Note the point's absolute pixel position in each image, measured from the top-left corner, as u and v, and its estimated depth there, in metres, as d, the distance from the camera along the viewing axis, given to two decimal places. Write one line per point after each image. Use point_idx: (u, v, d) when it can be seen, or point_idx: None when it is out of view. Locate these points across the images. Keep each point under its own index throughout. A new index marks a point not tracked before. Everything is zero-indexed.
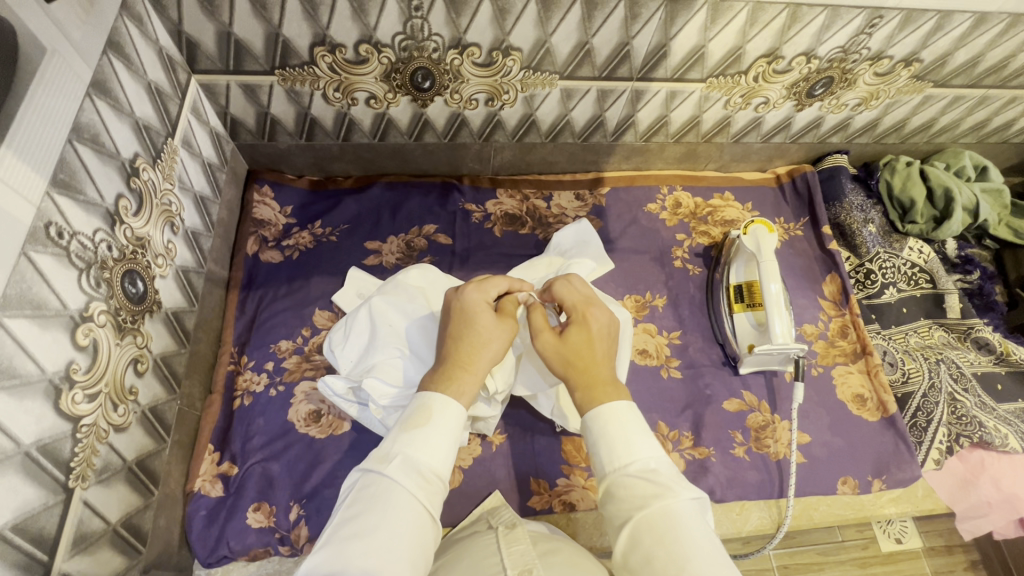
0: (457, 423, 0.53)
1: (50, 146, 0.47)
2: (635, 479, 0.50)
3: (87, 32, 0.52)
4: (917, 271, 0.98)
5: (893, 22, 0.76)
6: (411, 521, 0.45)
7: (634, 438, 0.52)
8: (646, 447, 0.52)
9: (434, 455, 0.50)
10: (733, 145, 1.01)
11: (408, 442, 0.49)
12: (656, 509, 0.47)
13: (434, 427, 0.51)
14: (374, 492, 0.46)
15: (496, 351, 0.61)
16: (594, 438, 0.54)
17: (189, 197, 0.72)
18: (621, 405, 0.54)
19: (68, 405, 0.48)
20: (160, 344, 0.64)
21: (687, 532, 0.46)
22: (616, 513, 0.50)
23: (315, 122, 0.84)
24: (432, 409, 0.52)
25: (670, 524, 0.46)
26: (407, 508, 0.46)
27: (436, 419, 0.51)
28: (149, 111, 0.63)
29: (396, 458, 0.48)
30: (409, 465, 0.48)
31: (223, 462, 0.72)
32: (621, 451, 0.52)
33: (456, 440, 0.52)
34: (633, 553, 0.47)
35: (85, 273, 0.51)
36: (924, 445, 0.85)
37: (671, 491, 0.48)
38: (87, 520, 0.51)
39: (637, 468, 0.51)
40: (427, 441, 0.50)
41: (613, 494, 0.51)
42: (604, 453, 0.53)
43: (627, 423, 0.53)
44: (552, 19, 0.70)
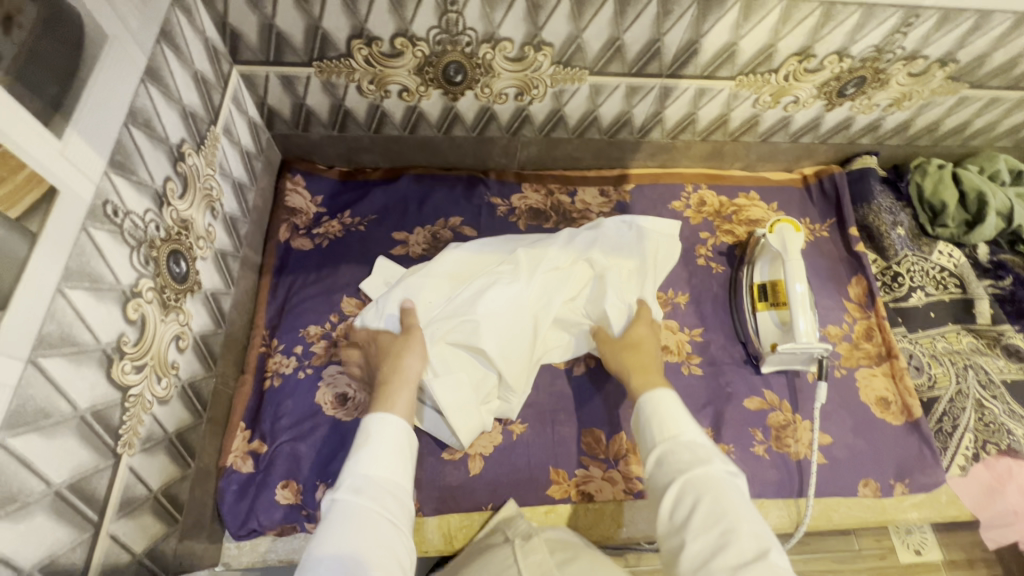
0: (393, 430, 0.59)
1: (108, 128, 0.49)
2: (683, 445, 0.58)
3: (143, 21, 0.54)
4: (946, 276, 0.97)
5: (930, 21, 0.75)
6: (377, 530, 0.51)
7: (682, 419, 0.61)
8: (688, 425, 0.61)
9: (390, 467, 0.56)
10: (760, 144, 1.01)
11: (356, 463, 0.56)
12: (700, 471, 0.55)
13: (380, 442, 0.57)
14: (340, 513, 0.52)
15: (418, 366, 0.69)
16: (646, 417, 0.63)
17: (228, 183, 0.75)
18: (665, 392, 0.64)
19: (119, 374, 0.51)
20: (200, 323, 0.67)
21: (726, 491, 0.53)
22: (662, 475, 0.58)
23: (348, 113, 0.86)
24: (371, 430, 0.59)
25: (713, 484, 0.54)
26: (373, 518, 0.51)
27: (374, 437, 0.58)
28: (195, 99, 0.66)
29: (355, 480, 0.54)
30: (362, 481, 0.54)
31: (254, 440, 0.74)
32: (670, 424, 0.61)
33: (404, 451, 0.58)
34: (677, 511, 0.54)
35: (136, 251, 0.53)
36: (949, 450, 0.84)
37: (713, 461, 0.57)
38: (132, 486, 0.53)
39: (684, 440, 0.59)
40: (370, 458, 0.56)
41: (663, 461, 0.58)
42: (656, 427, 0.61)
43: (674, 407, 0.62)
44: (585, 15, 0.72)
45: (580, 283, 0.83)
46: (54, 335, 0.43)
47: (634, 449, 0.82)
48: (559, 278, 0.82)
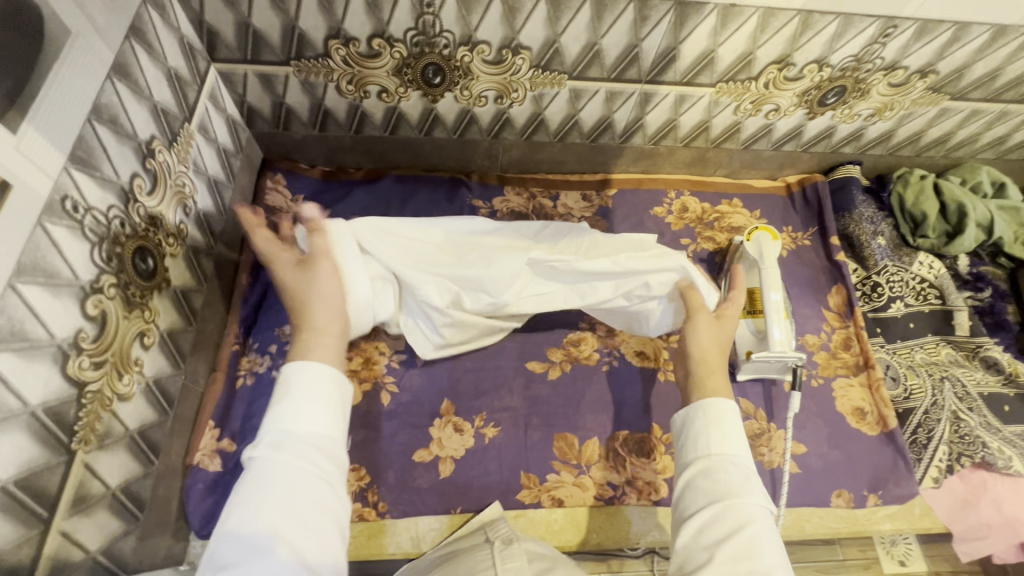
0: (319, 380, 0.56)
1: (70, 124, 0.49)
2: (733, 470, 0.56)
3: (111, 17, 0.54)
4: (926, 287, 0.96)
5: (908, 32, 0.75)
6: (298, 486, 0.49)
7: (734, 438, 0.59)
8: (742, 449, 0.58)
9: (312, 419, 0.54)
10: (742, 151, 1.01)
11: (275, 418, 0.53)
12: (745, 504, 0.53)
13: (301, 396, 0.55)
14: (260, 469, 0.50)
15: (339, 301, 0.67)
16: (703, 425, 0.60)
17: (203, 180, 0.75)
18: (731, 406, 0.62)
19: (75, 370, 0.50)
20: (167, 320, 0.67)
21: (764, 532, 0.52)
22: (703, 492, 0.56)
23: (328, 113, 0.86)
24: (290, 382, 0.56)
25: (755, 520, 0.52)
26: (292, 471, 0.49)
27: (294, 389, 0.55)
28: (168, 96, 0.66)
29: (276, 435, 0.52)
30: (284, 437, 0.52)
31: (223, 438, 0.74)
32: (725, 442, 0.58)
33: (331, 402, 0.56)
34: (706, 531, 0.53)
35: (97, 247, 0.53)
36: (923, 462, 0.84)
37: (759, 491, 0.55)
38: (88, 484, 0.53)
39: (738, 462, 0.57)
40: (290, 410, 0.53)
41: (710, 473, 0.56)
42: (710, 439, 0.59)
43: (735, 425, 0.60)
44: (561, 19, 0.72)
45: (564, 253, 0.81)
46: (2, 331, 0.43)
47: (606, 455, 0.82)
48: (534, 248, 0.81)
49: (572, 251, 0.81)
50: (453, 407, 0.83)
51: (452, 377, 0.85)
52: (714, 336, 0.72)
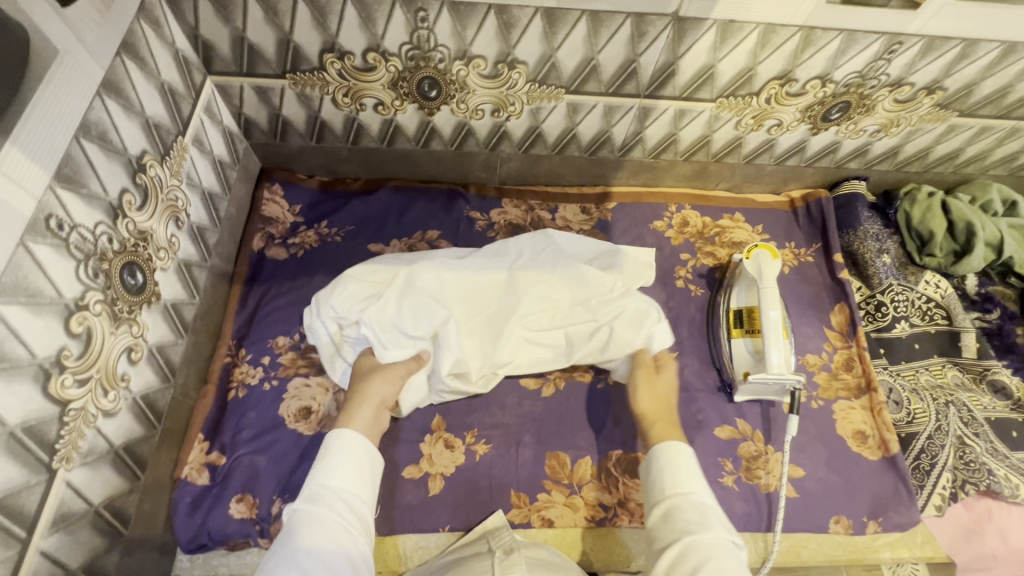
0: (355, 447, 0.65)
1: (55, 142, 0.49)
2: (691, 506, 0.61)
3: (101, 34, 0.54)
4: (932, 307, 0.94)
5: (914, 48, 0.73)
6: (333, 538, 0.55)
7: (694, 478, 0.65)
8: (698, 484, 0.64)
9: (346, 477, 0.61)
10: (745, 165, 0.99)
11: (316, 475, 0.61)
12: (707, 537, 0.58)
13: (337, 455, 0.63)
14: (298, 523, 0.56)
15: (388, 391, 0.74)
16: (659, 467, 0.66)
17: (196, 193, 0.75)
18: (684, 448, 0.67)
19: (58, 388, 0.50)
20: (156, 334, 0.66)
21: (727, 562, 0.56)
22: (665, 530, 0.61)
23: (325, 124, 0.86)
24: (331, 446, 0.64)
25: (716, 552, 0.56)
26: (328, 525, 0.56)
27: (335, 452, 0.63)
28: (161, 110, 0.66)
29: (314, 489, 0.59)
30: (322, 493, 0.59)
31: (212, 452, 0.74)
32: (681, 481, 0.64)
33: (363, 464, 0.64)
34: (678, 566, 0.57)
35: (83, 264, 0.53)
36: (926, 489, 0.81)
37: (718, 525, 0.60)
38: (69, 501, 0.53)
39: (694, 498, 0.62)
40: (331, 471, 0.61)
41: (668, 515, 0.62)
42: (665, 480, 0.65)
43: (688, 463, 0.66)
44: (557, 34, 0.71)
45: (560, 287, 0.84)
46: None
47: (598, 475, 0.80)
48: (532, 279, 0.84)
49: (567, 286, 0.84)
50: (444, 423, 0.82)
51: None
52: (653, 394, 0.79)
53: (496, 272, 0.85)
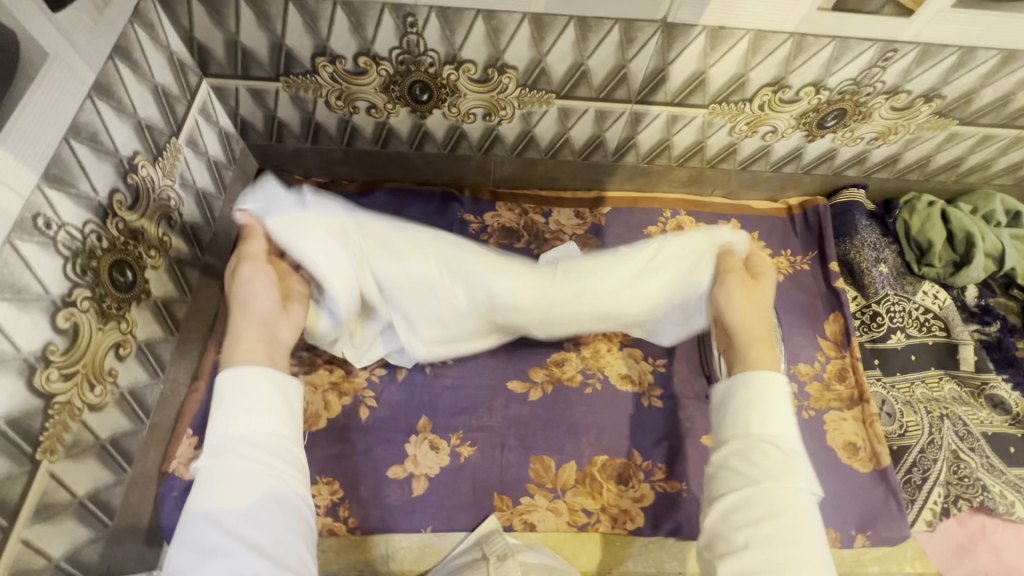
0: (260, 380, 0.54)
1: (44, 143, 0.51)
2: (773, 451, 0.52)
3: (93, 39, 0.56)
4: (930, 318, 0.92)
5: (909, 55, 0.72)
6: (250, 489, 0.48)
7: (778, 414, 0.54)
8: (786, 426, 0.53)
9: (258, 420, 0.51)
10: (741, 172, 0.98)
11: (218, 423, 0.51)
12: (785, 489, 0.50)
13: (240, 400, 0.52)
14: (211, 477, 0.48)
15: (271, 287, 0.65)
16: (744, 401, 0.56)
17: (189, 192, 0.76)
18: (778, 380, 0.57)
19: (43, 382, 0.52)
20: (146, 330, 0.68)
21: (801, 518, 0.49)
22: (739, 471, 0.52)
23: (319, 127, 0.87)
24: (227, 387, 0.53)
25: (790, 506, 0.49)
26: (240, 473, 0.48)
27: (236, 393, 0.52)
28: (154, 112, 0.67)
29: (219, 441, 0.50)
30: (229, 441, 0.50)
31: (200, 447, 0.74)
32: (766, 421, 0.53)
33: (276, 400, 0.53)
34: (739, 512, 0.50)
35: (71, 261, 0.55)
36: (917, 504, 0.80)
37: (802, 475, 0.51)
38: (53, 492, 0.54)
39: (779, 442, 0.52)
40: (233, 415, 0.51)
41: (743, 453, 0.53)
42: (753, 416, 0.54)
43: (780, 398, 0.55)
44: (546, 39, 0.71)
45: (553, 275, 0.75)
46: None
47: (582, 480, 0.80)
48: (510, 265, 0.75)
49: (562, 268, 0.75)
50: (429, 424, 0.83)
51: (431, 393, 0.85)
52: (750, 303, 0.67)
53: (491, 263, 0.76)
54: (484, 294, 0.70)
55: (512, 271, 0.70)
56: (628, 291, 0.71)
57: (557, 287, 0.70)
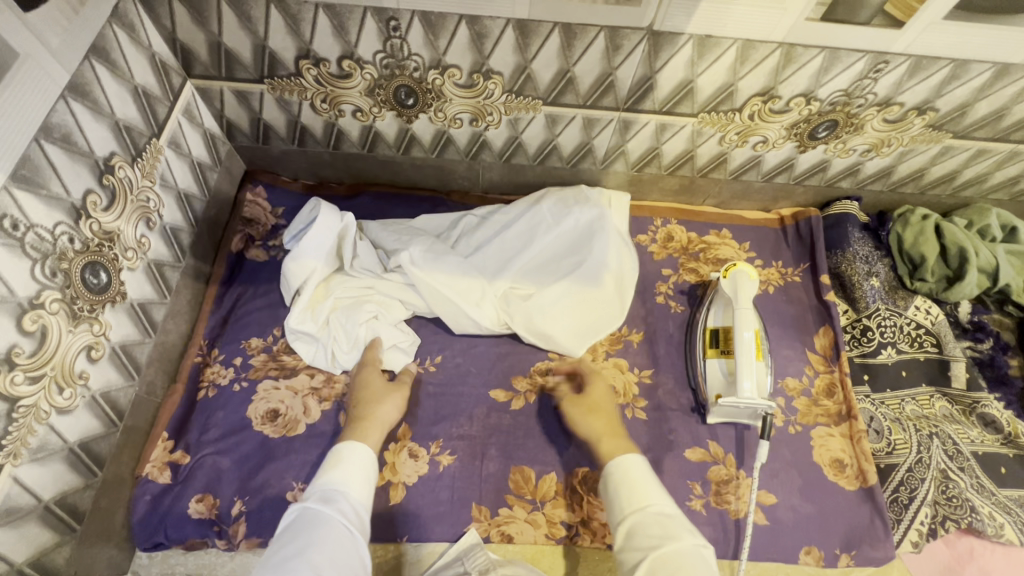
0: (366, 460, 0.64)
1: (11, 143, 0.50)
2: (654, 516, 0.57)
3: (67, 38, 0.55)
4: (922, 334, 0.91)
5: (900, 67, 0.71)
6: (341, 542, 0.54)
7: (651, 486, 0.61)
8: (657, 494, 0.60)
9: (361, 490, 0.61)
10: (732, 182, 0.97)
11: (325, 483, 0.60)
12: (671, 546, 0.54)
13: (354, 466, 0.63)
14: (307, 521, 0.55)
15: (394, 416, 0.74)
16: (615, 487, 0.62)
17: (171, 194, 0.75)
18: (634, 459, 0.64)
19: (7, 385, 0.51)
20: (121, 332, 0.67)
21: (694, 568, 0.52)
22: (638, 547, 0.56)
23: (305, 129, 0.87)
24: (340, 456, 0.64)
25: (682, 559, 0.53)
26: (342, 532, 0.55)
27: (345, 462, 0.63)
28: (134, 113, 0.67)
29: (329, 492, 0.59)
30: (333, 496, 0.58)
31: (175, 451, 0.75)
32: (639, 495, 0.60)
33: (371, 477, 0.64)
34: None
35: (39, 263, 0.54)
36: (903, 524, 0.78)
37: (682, 531, 0.56)
38: (15, 496, 0.54)
39: (653, 509, 0.58)
40: (341, 479, 0.61)
41: (631, 533, 0.57)
42: (625, 499, 0.60)
43: (642, 473, 0.62)
44: (531, 46, 0.70)
45: (540, 270, 0.88)
46: None
47: (562, 492, 0.79)
48: (504, 254, 0.88)
49: (546, 262, 0.89)
50: (409, 431, 0.82)
51: (412, 401, 0.84)
52: (589, 410, 0.77)
53: (488, 252, 0.88)
54: (481, 261, 0.88)
55: (502, 243, 0.88)
56: (594, 241, 0.88)
57: (524, 253, 0.87)
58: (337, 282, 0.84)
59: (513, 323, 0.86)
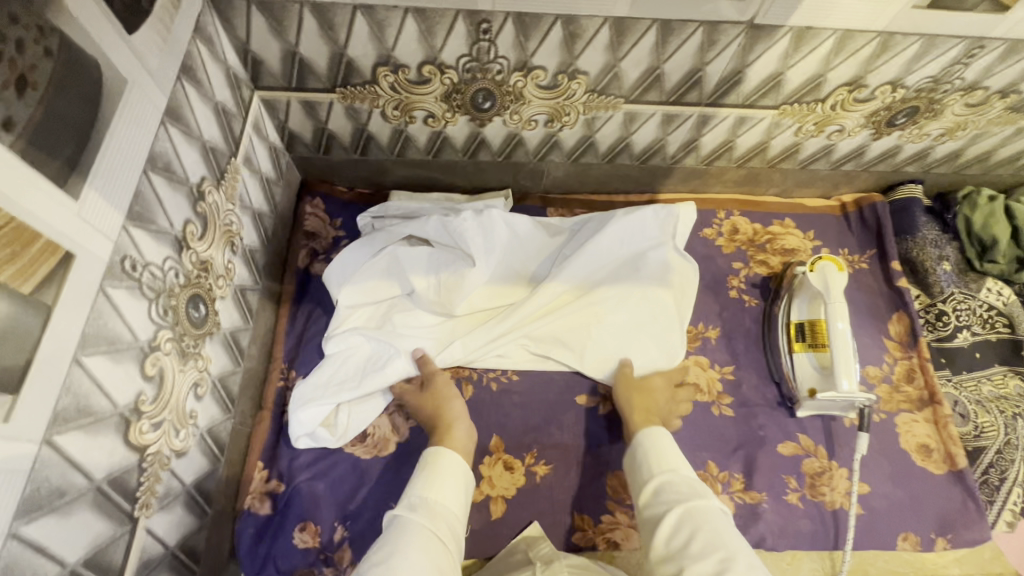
0: (456, 467, 0.61)
1: (126, 179, 0.46)
2: (672, 481, 0.59)
3: (164, 59, 0.51)
4: (994, 315, 0.92)
5: (995, 52, 0.70)
6: (436, 543, 0.51)
7: (676, 456, 0.63)
8: (684, 463, 0.62)
9: (444, 493, 0.58)
10: (799, 171, 0.96)
11: (417, 487, 0.58)
12: (699, 504, 0.55)
13: (441, 471, 0.60)
14: (399, 530, 0.52)
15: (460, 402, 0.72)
16: (645, 450, 0.65)
17: (248, 215, 0.72)
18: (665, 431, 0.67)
19: (137, 435, 0.48)
20: (218, 365, 0.65)
21: (719, 522, 0.53)
22: (663, 503, 0.58)
23: (371, 138, 0.83)
24: (430, 461, 0.61)
25: (709, 515, 0.54)
26: (433, 538, 0.52)
27: (432, 466, 0.60)
28: (216, 133, 0.63)
29: (413, 500, 0.56)
30: (423, 503, 0.56)
31: (271, 480, 0.72)
32: (666, 458, 0.62)
33: (460, 483, 0.60)
34: (681, 530, 0.53)
35: (154, 303, 0.51)
36: (996, 505, 0.80)
37: (709, 495, 0.57)
38: (149, 547, 0.52)
39: (682, 473, 0.60)
40: (433, 484, 0.58)
41: (659, 492, 0.59)
42: (653, 459, 0.63)
43: (672, 445, 0.64)
44: (624, 44, 0.67)
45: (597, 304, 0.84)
46: (69, 410, 0.41)
47: None
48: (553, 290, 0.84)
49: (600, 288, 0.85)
50: (502, 443, 0.81)
51: (500, 411, 0.82)
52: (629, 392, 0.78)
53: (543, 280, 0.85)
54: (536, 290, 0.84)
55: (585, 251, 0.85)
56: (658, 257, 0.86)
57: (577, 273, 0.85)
58: (397, 307, 0.81)
59: (564, 350, 0.83)
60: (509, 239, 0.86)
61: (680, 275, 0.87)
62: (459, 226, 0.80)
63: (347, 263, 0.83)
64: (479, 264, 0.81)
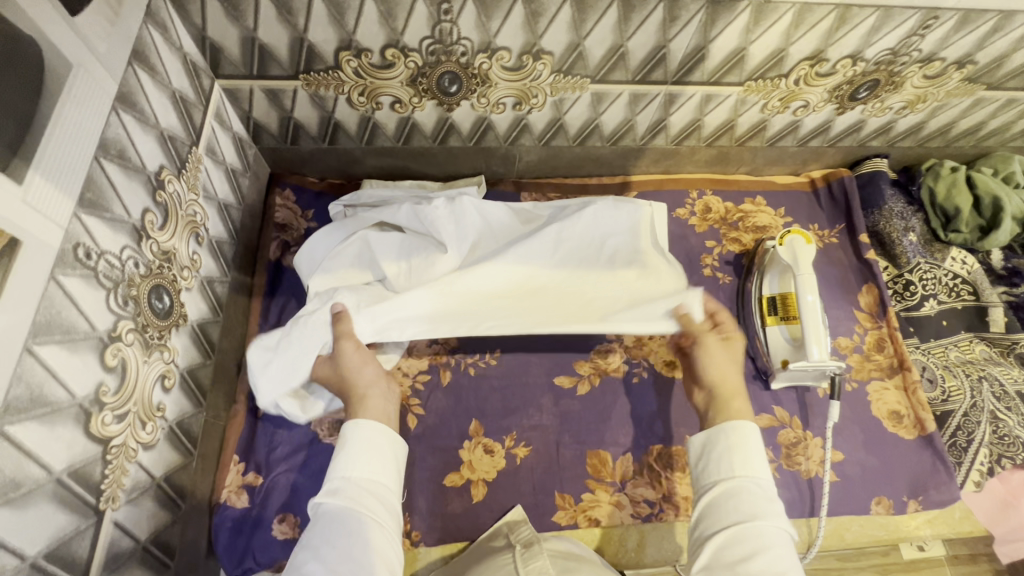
0: (378, 434, 0.60)
1: (76, 167, 0.45)
2: (745, 491, 0.57)
3: (112, 43, 0.50)
4: (959, 283, 0.94)
5: (949, 22, 0.72)
6: (365, 528, 0.52)
7: (752, 459, 0.59)
8: (764, 470, 0.58)
9: (366, 466, 0.57)
10: (767, 148, 0.97)
11: (339, 464, 0.57)
12: (760, 526, 0.54)
13: (359, 444, 0.58)
14: (324, 520, 0.53)
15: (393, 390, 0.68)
16: (720, 450, 0.61)
17: (212, 205, 0.71)
18: (750, 429, 0.61)
19: (98, 427, 0.47)
20: (186, 358, 0.64)
21: (782, 551, 0.52)
22: (725, 515, 0.56)
23: (339, 125, 0.82)
24: (346, 436, 0.59)
25: (771, 541, 0.53)
26: (358, 521, 0.52)
27: (349, 440, 0.59)
28: (174, 121, 0.62)
29: (335, 482, 0.56)
30: (349, 484, 0.55)
31: (248, 473, 0.72)
32: (742, 464, 0.59)
33: (385, 450, 0.59)
34: (731, 549, 0.53)
35: (113, 293, 0.50)
36: (964, 466, 0.82)
37: (776, 516, 0.55)
38: (117, 541, 0.51)
39: (762, 485, 0.57)
40: (352, 459, 0.57)
41: (728, 496, 0.57)
42: (728, 462, 0.59)
43: (758, 445, 0.60)
44: (586, 22, 0.67)
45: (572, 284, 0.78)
46: (22, 399, 0.40)
47: (641, 471, 0.79)
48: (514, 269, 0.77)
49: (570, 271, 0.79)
50: (481, 427, 0.81)
51: (478, 396, 0.83)
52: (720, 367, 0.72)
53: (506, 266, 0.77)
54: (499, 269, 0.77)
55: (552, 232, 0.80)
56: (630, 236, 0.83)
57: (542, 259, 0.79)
58: None
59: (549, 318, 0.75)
60: (484, 228, 0.84)
61: (654, 253, 0.81)
62: (431, 214, 0.80)
63: (324, 241, 0.82)
64: (451, 250, 0.79)
